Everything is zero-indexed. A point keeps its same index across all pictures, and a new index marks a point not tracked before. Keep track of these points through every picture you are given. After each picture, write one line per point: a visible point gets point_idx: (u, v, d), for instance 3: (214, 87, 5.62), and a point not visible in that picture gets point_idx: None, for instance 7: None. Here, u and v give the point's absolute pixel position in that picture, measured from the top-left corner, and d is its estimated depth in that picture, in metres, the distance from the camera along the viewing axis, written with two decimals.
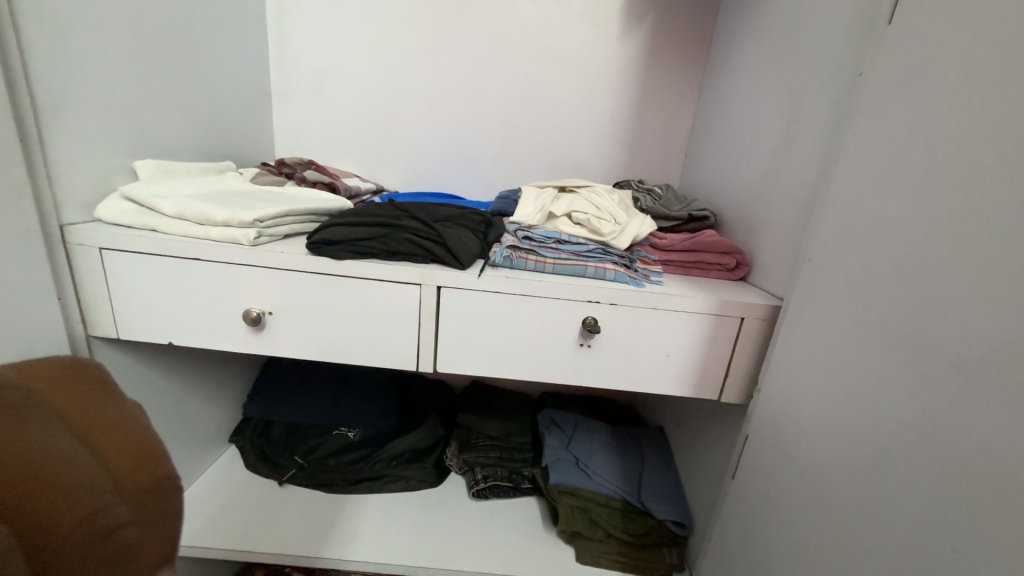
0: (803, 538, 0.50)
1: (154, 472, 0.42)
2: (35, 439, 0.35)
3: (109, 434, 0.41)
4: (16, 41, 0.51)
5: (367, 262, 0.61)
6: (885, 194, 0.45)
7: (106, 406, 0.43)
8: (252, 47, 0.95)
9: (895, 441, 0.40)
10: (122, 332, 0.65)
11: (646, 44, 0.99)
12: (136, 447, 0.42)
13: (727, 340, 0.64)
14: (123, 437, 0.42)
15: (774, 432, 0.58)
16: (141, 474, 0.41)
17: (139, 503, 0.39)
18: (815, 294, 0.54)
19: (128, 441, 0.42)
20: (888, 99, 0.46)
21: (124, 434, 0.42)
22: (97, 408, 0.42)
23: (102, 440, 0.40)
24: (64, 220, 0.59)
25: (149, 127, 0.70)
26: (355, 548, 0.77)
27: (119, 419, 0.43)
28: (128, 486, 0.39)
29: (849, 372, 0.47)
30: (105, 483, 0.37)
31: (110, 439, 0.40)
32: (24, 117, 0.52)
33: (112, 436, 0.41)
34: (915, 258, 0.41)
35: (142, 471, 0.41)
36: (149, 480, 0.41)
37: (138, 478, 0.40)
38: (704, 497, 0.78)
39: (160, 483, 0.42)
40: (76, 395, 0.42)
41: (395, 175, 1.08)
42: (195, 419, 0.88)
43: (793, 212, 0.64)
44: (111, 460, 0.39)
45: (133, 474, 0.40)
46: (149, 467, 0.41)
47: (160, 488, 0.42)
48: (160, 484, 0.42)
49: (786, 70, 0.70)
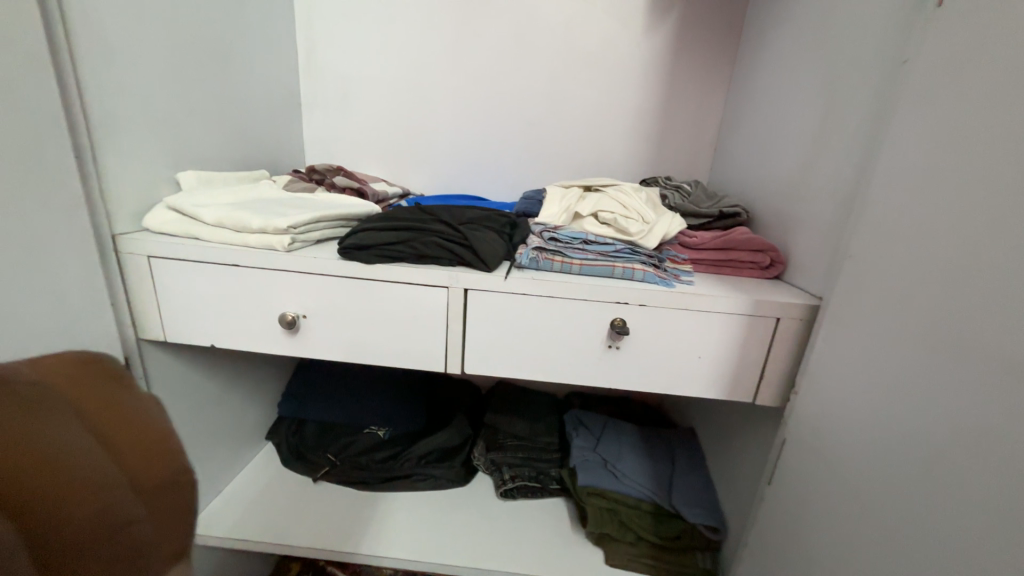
0: (844, 547, 0.48)
1: (169, 465, 0.29)
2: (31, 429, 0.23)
3: (129, 432, 0.28)
4: (71, 63, 0.54)
5: (397, 265, 0.63)
6: (931, 187, 0.42)
7: (123, 398, 0.29)
8: (284, 58, 0.98)
9: (945, 451, 0.38)
10: (168, 334, 0.68)
11: (672, 36, 0.96)
12: (145, 439, 0.29)
13: (762, 341, 0.62)
14: (129, 432, 0.28)
15: (811, 436, 0.56)
16: (153, 469, 0.28)
17: (158, 499, 0.28)
18: (855, 293, 0.51)
19: (150, 437, 0.29)
20: (939, 85, 0.43)
21: (141, 433, 0.29)
22: (120, 405, 0.29)
23: (119, 433, 0.27)
24: (114, 231, 0.63)
25: (189, 139, 0.73)
26: (385, 545, 0.79)
27: (130, 406, 0.29)
28: (146, 486, 0.27)
29: (893, 376, 0.44)
30: (117, 476, 0.26)
31: (129, 436, 0.28)
32: (80, 136, 0.56)
33: (133, 433, 0.28)
34: (969, 258, 0.38)
35: (155, 468, 0.28)
36: (165, 477, 0.29)
37: (156, 477, 0.28)
38: (738, 502, 0.76)
39: (175, 478, 0.29)
40: (92, 388, 0.28)
41: (419, 177, 1.10)
42: (234, 417, 0.92)
43: (830, 207, 0.61)
44: (125, 454, 0.27)
45: (149, 471, 0.28)
46: (162, 465, 0.29)
47: (179, 486, 0.29)
48: (175, 482, 0.29)
49: (822, 60, 0.66)
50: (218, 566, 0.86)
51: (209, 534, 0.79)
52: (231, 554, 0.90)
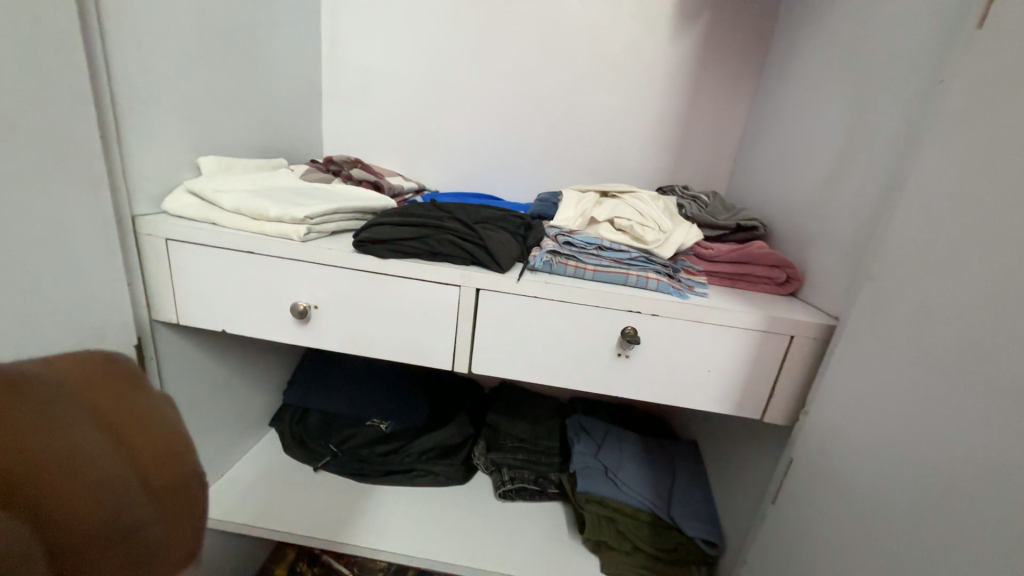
0: (848, 573, 0.47)
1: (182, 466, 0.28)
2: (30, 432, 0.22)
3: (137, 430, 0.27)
4: (100, 43, 0.54)
5: (410, 261, 0.63)
6: (959, 212, 0.41)
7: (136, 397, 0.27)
8: (308, 48, 0.98)
9: (958, 483, 0.37)
10: (180, 317, 0.69)
11: (697, 45, 0.95)
12: (157, 437, 0.27)
13: (773, 358, 0.62)
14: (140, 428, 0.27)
15: (819, 458, 0.55)
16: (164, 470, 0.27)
17: (169, 500, 0.27)
18: (872, 315, 0.50)
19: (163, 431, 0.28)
20: (973, 108, 0.42)
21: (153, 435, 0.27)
22: (131, 404, 0.27)
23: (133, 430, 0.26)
24: (134, 212, 0.64)
25: (212, 125, 0.74)
26: (382, 538, 0.79)
27: (142, 400, 0.28)
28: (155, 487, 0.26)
29: (906, 402, 0.43)
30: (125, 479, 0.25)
31: (141, 432, 0.27)
32: (105, 116, 0.56)
33: (145, 428, 0.27)
34: (997, 287, 0.36)
35: (166, 467, 0.27)
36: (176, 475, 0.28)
37: (167, 477, 0.27)
38: (738, 518, 0.75)
39: (184, 479, 0.28)
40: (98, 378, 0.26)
41: (436, 173, 1.10)
42: (239, 402, 0.93)
43: (852, 226, 0.60)
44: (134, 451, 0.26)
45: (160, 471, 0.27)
46: (173, 464, 0.28)
47: (188, 485, 0.28)
48: (190, 481, 0.29)
49: (852, 76, 0.65)
50: (215, 548, 0.87)
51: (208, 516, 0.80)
52: (229, 537, 0.90)
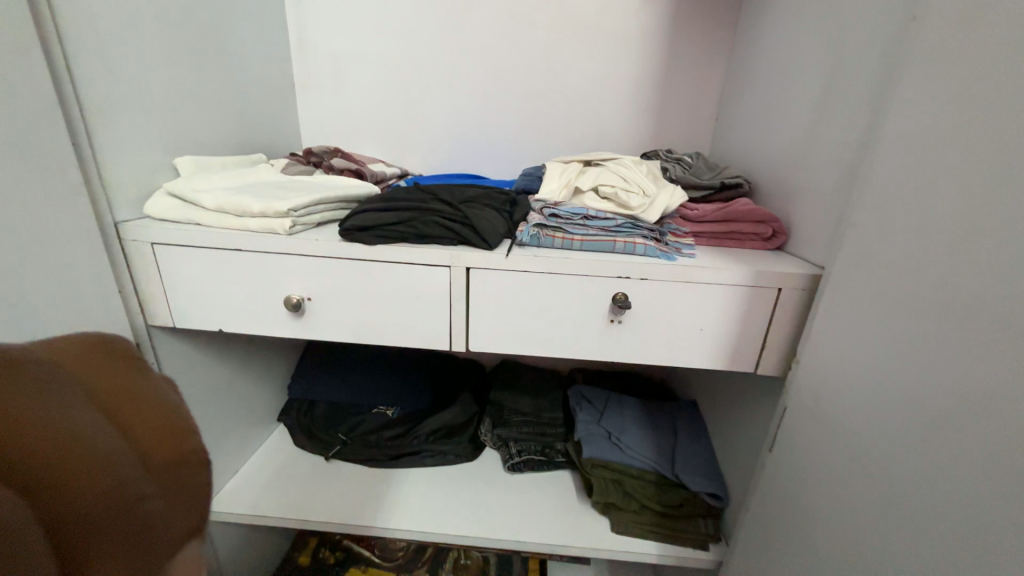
0: (846, 507, 0.49)
1: (182, 445, 0.28)
2: (20, 413, 0.21)
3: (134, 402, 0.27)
4: (61, 50, 0.53)
5: (398, 245, 0.63)
6: (937, 152, 0.42)
7: (135, 377, 0.28)
8: (275, 37, 0.96)
9: (949, 413, 0.38)
10: (176, 320, 0.69)
11: (671, 3, 0.93)
12: (154, 419, 0.27)
13: (763, 311, 0.63)
14: (138, 411, 0.27)
15: (812, 403, 0.57)
16: (166, 446, 0.27)
17: (172, 478, 0.27)
18: (858, 261, 0.51)
19: (166, 420, 0.28)
20: (947, 45, 0.41)
21: (153, 409, 0.28)
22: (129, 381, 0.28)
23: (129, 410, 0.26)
24: (117, 218, 0.63)
25: (184, 125, 0.73)
26: (399, 518, 0.82)
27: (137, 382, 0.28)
28: (156, 462, 0.26)
29: (894, 342, 0.45)
30: (128, 457, 0.25)
31: (143, 421, 0.27)
32: (75, 125, 0.55)
33: (146, 417, 0.27)
34: (975, 223, 0.37)
35: (169, 445, 0.27)
36: (178, 452, 0.28)
37: (169, 454, 0.27)
38: (739, 467, 0.78)
39: (187, 455, 0.28)
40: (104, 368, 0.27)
41: (417, 157, 1.09)
42: (245, 400, 0.94)
43: (834, 175, 0.60)
44: (136, 433, 0.26)
45: (163, 448, 0.27)
46: (176, 441, 0.28)
47: (189, 465, 0.28)
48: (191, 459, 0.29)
49: (828, 21, 0.64)
50: (237, 541, 0.89)
51: (229, 512, 0.82)
52: (250, 529, 0.93)
